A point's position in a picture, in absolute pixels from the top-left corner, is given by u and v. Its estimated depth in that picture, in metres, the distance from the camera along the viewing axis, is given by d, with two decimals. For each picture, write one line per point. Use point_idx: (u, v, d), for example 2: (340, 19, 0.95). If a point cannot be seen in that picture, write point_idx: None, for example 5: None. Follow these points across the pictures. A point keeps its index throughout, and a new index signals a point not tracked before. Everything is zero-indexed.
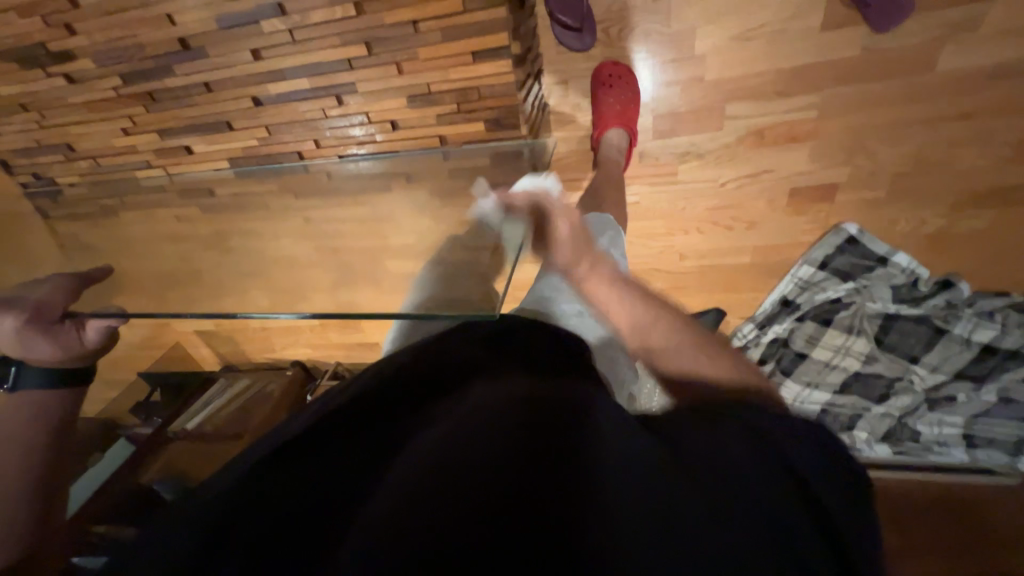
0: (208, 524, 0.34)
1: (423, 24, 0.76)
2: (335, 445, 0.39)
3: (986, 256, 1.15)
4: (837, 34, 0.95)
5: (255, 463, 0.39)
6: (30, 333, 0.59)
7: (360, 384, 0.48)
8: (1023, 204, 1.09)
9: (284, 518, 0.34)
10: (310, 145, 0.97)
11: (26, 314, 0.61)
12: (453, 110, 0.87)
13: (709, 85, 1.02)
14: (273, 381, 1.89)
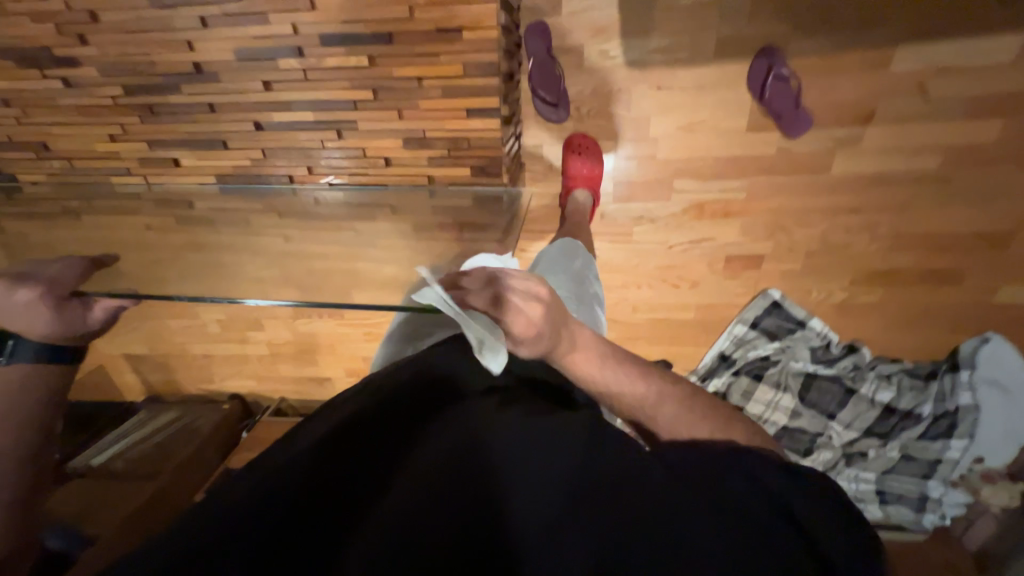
0: (243, 517, 0.41)
1: (426, 80, 0.88)
2: (360, 458, 0.47)
3: (882, 326, 1.37)
4: (760, 135, 1.17)
5: (287, 466, 0.46)
6: (38, 305, 0.67)
7: (365, 403, 0.54)
8: (906, 285, 1.32)
9: (316, 521, 0.41)
10: (302, 171, 1.03)
11: (40, 290, 0.70)
12: (444, 154, 0.97)
13: (660, 162, 1.21)
14: (205, 414, 1.75)
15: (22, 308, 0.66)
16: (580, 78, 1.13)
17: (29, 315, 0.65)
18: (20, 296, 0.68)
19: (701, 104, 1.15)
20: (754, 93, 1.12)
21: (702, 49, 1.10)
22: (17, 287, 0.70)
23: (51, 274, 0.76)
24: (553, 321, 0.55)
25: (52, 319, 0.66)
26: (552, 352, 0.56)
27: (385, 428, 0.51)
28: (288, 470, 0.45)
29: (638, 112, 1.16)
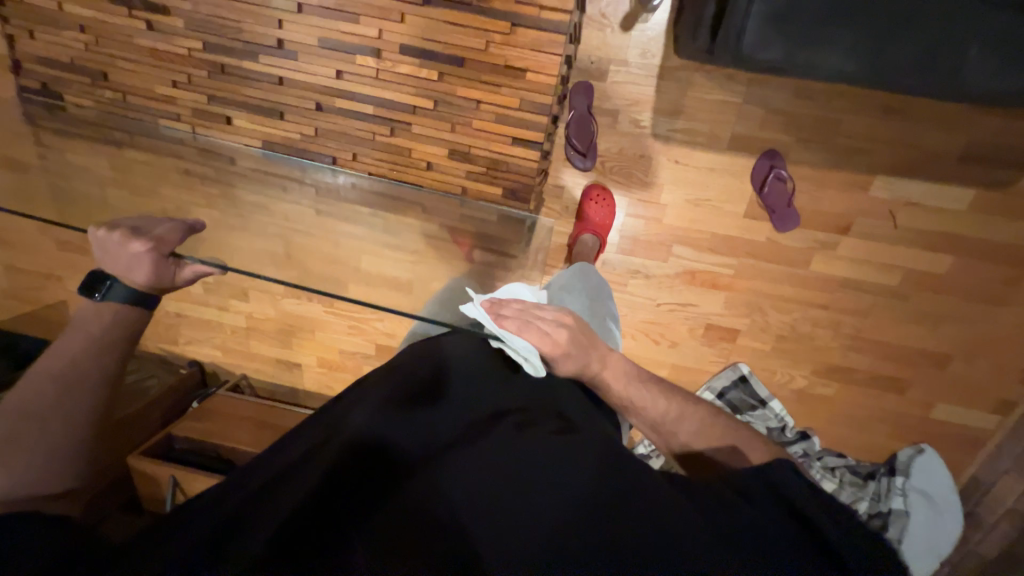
0: (266, 504, 0.51)
1: (484, 105, 0.99)
2: (366, 460, 0.55)
3: (832, 419, 1.48)
4: (755, 223, 1.31)
5: (303, 465, 0.55)
6: (141, 256, 0.63)
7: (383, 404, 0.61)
8: (858, 384, 1.44)
9: (323, 509, 0.49)
10: (347, 156, 1.10)
11: (150, 243, 0.66)
12: (482, 171, 1.06)
13: (664, 226, 1.33)
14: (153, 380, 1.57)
15: (132, 258, 0.63)
16: (611, 138, 1.27)
17: (130, 265, 0.63)
18: (135, 246, 0.64)
19: (711, 185, 1.29)
20: (755, 186, 1.28)
21: (719, 138, 1.26)
22: (130, 237, 0.66)
23: (160, 230, 0.70)
24: (578, 343, 0.71)
25: (149, 275, 0.63)
26: (584, 371, 0.71)
27: (361, 461, 0.54)
28: (248, 511, 0.50)
29: (655, 178, 1.30)
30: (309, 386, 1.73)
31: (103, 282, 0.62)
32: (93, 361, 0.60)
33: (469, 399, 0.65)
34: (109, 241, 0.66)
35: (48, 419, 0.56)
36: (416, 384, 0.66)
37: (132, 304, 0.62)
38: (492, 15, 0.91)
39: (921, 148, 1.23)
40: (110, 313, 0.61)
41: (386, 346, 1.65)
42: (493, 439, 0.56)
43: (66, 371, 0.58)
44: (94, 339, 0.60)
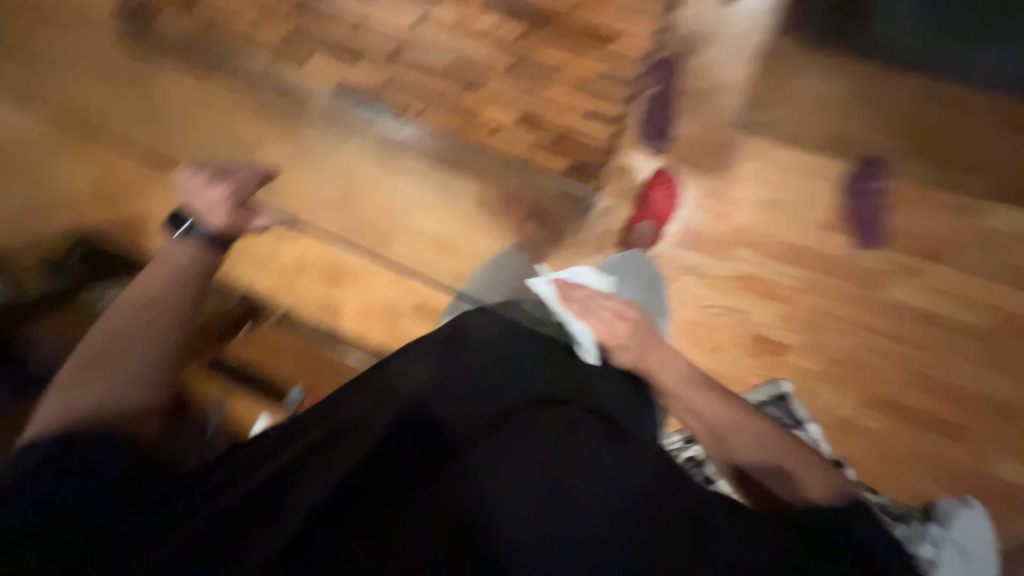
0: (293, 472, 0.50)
1: (563, 69, 0.95)
2: (399, 445, 0.54)
3: (894, 466, 1.27)
4: (832, 234, 1.19)
5: (327, 436, 0.54)
6: (221, 200, 0.70)
7: (415, 388, 0.61)
8: (922, 434, 1.26)
9: (355, 495, 0.50)
10: (411, 108, 1.05)
11: (229, 191, 0.71)
12: (548, 140, 1.00)
13: (730, 225, 1.21)
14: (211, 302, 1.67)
15: (213, 204, 0.69)
16: (689, 121, 1.16)
17: (211, 208, 0.69)
18: (212, 191, 0.70)
19: (791, 185, 1.18)
20: (842, 190, 1.17)
21: (809, 135, 1.15)
22: (212, 181, 0.71)
23: (239, 174, 0.74)
24: (636, 337, 0.75)
25: (226, 217, 0.69)
26: (637, 364, 0.73)
27: (393, 444, 0.54)
28: (284, 473, 0.49)
29: (731, 171, 1.18)
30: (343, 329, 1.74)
31: (187, 221, 0.67)
32: (177, 293, 0.62)
33: (508, 385, 0.63)
34: (191, 181, 0.72)
35: (129, 342, 0.58)
36: (445, 365, 0.65)
37: (206, 243, 0.66)
38: None
39: None
40: (191, 250, 0.65)
41: None
42: (533, 434, 0.54)
43: (148, 298, 0.61)
44: (178, 274, 0.63)
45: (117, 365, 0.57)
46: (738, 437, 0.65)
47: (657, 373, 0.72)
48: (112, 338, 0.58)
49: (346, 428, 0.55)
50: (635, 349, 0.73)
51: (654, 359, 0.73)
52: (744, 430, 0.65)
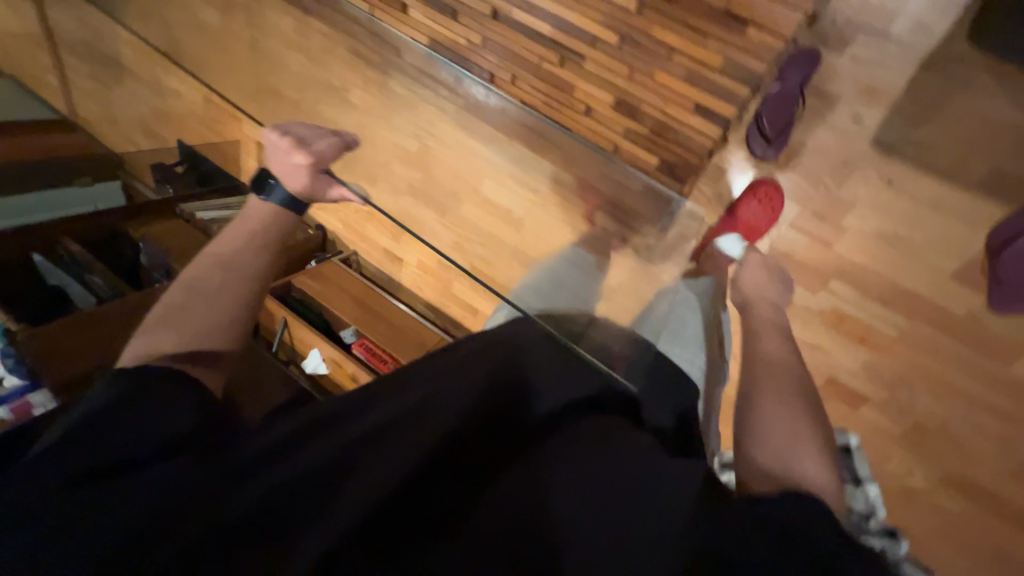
0: (342, 455, 0.48)
1: (677, 55, 0.84)
2: (452, 448, 0.52)
3: (960, 556, 1.11)
4: (960, 288, 1.00)
5: (378, 426, 0.53)
6: (302, 167, 0.64)
7: (468, 394, 0.59)
8: (1014, 533, 1.07)
9: (408, 494, 0.47)
10: (505, 77, 1.01)
11: (310, 158, 0.66)
12: (644, 134, 0.92)
13: (830, 254, 1.05)
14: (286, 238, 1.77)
15: (295, 170, 0.63)
16: (810, 129, 1.00)
17: (290, 173, 0.63)
18: (296, 158, 0.65)
19: (922, 221, 0.99)
20: (990, 244, 0.95)
21: (965, 166, 0.94)
22: (293, 147, 0.66)
23: (320, 145, 0.71)
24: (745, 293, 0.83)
25: (305, 186, 0.63)
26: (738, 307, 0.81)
27: (446, 442, 0.52)
28: (343, 462, 0.47)
29: (847, 195, 1.02)
30: (402, 280, 1.84)
31: (267, 184, 0.61)
32: (254, 244, 0.57)
33: (561, 406, 0.60)
34: (274, 148, 0.66)
35: (200, 299, 0.52)
36: (494, 376, 0.63)
37: (286, 206, 0.60)
38: None
39: None
40: (268, 209, 0.59)
41: None
42: (599, 471, 0.50)
43: (230, 252, 0.55)
44: (254, 227, 0.57)
45: (183, 321, 0.51)
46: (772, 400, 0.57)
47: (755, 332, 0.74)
48: (185, 291, 0.53)
49: (402, 425, 0.53)
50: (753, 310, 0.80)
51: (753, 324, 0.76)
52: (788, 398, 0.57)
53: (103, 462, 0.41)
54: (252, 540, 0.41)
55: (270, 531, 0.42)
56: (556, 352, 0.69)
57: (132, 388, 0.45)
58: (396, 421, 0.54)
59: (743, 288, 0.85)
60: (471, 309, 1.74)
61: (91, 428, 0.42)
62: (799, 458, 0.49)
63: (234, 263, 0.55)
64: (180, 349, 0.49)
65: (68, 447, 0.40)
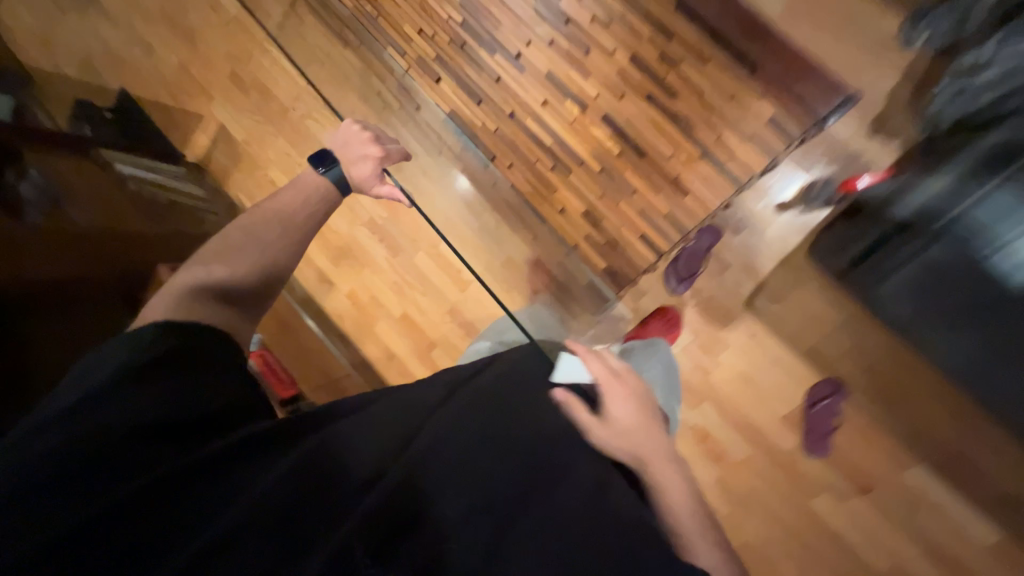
0: (359, 477, 0.60)
1: (637, 196, 1.11)
2: (445, 469, 0.63)
3: None
4: (785, 430, 1.30)
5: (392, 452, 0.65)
6: (367, 161, 0.88)
7: (466, 420, 0.70)
8: None
9: (403, 507, 0.58)
10: (504, 160, 1.19)
11: (379, 154, 0.90)
12: (600, 241, 1.14)
13: (706, 380, 1.33)
14: (208, 217, 1.79)
15: (363, 162, 0.88)
16: (709, 281, 1.31)
17: (356, 161, 0.87)
18: (368, 149, 0.89)
19: (768, 372, 1.31)
20: (806, 400, 1.29)
21: (801, 339, 1.28)
22: (371, 142, 0.90)
23: (389, 147, 0.95)
24: (640, 424, 0.74)
25: (362, 175, 0.87)
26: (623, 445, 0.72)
27: (435, 466, 0.63)
28: (347, 472, 0.61)
29: (726, 337, 1.32)
30: (326, 305, 1.78)
31: (333, 162, 0.86)
32: (305, 213, 0.80)
33: (537, 423, 0.72)
34: (347, 133, 0.89)
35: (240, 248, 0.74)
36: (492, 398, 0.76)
37: (333, 185, 0.84)
38: (691, 139, 1.08)
39: (966, 461, 1.23)
40: (318, 187, 0.83)
41: (410, 318, 1.72)
42: (535, 495, 0.62)
43: (280, 209, 0.79)
44: (307, 198, 0.81)
45: (237, 253, 0.74)
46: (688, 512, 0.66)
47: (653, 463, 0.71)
48: (246, 231, 0.76)
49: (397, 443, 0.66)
50: (637, 434, 0.73)
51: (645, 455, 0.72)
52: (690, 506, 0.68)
53: (113, 459, 0.54)
54: (253, 529, 0.53)
55: (289, 528, 0.54)
56: (532, 374, 0.82)
57: (179, 343, 0.63)
58: (402, 448, 0.65)
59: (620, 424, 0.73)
60: (387, 352, 1.73)
61: (147, 382, 0.59)
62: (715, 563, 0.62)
63: (286, 222, 0.78)
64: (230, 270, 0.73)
65: (125, 417, 0.56)
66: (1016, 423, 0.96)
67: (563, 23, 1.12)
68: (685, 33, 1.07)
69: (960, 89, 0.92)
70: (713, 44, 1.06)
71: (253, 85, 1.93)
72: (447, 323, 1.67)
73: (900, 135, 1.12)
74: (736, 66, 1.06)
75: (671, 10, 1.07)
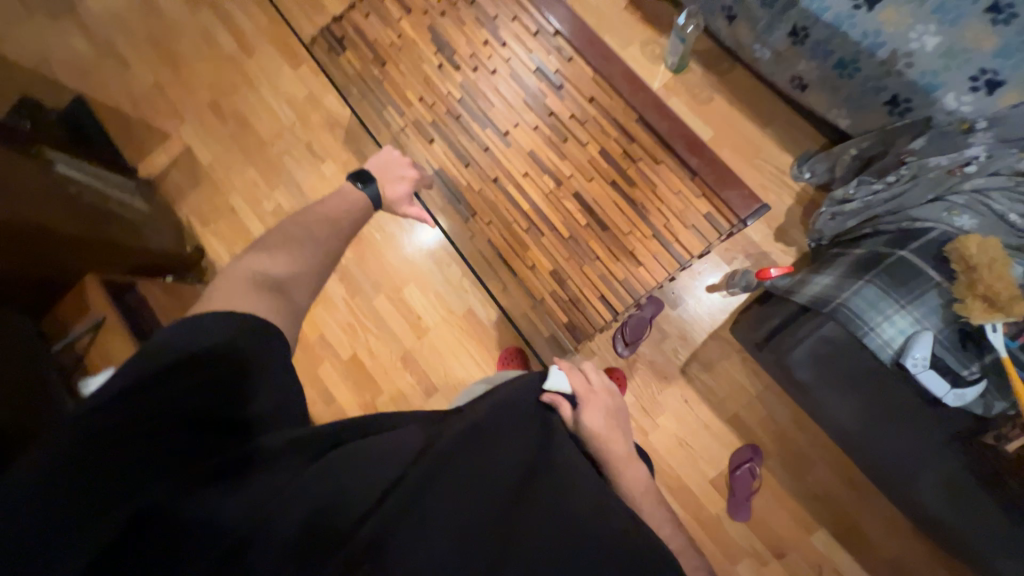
0: (364, 495, 0.59)
1: (597, 262, 1.28)
2: (445, 486, 0.62)
3: None
4: (712, 494, 1.41)
5: (404, 469, 0.62)
6: (401, 182, 1.04)
7: (451, 440, 0.68)
8: None
9: (405, 528, 0.57)
10: (483, 218, 1.32)
11: (413, 177, 1.07)
12: (563, 299, 1.27)
13: (644, 440, 1.43)
14: (158, 236, 1.65)
15: (398, 183, 1.05)
16: (651, 347, 1.47)
17: (391, 180, 1.04)
18: (404, 172, 1.05)
19: (698, 436, 1.44)
20: (729, 464, 1.41)
21: (725, 407, 1.44)
22: (407, 166, 1.07)
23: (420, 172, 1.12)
24: (612, 425, 0.89)
25: (394, 194, 1.03)
26: (599, 439, 0.87)
27: (432, 481, 0.62)
28: (345, 500, 0.58)
29: (663, 401, 1.45)
30: None
31: (371, 179, 1.00)
32: (350, 222, 0.92)
33: (503, 448, 0.72)
34: (387, 158, 1.05)
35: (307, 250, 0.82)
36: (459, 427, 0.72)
37: (370, 201, 0.98)
38: (645, 222, 1.29)
39: (860, 530, 1.37)
40: (357, 197, 0.97)
41: (358, 361, 1.66)
42: (527, 517, 0.64)
43: (330, 215, 0.90)
44: (352, 208, 0.94)
45: (292, 248, 0.81)
46: (647, 499, 0.83)
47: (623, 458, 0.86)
48: (301, 228, 0.85)
49: (394, 469, 0.62)
50: (611, 434, 0.88)
51: (617, 449, 0.87)
52: (648, 493, 0.85)
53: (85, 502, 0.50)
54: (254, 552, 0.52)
55: (298, 551, 0.53)
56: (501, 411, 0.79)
57: (145, 369, 0.58)
58: (412, 465, 0.63)
59: (596, 425, 0.88)
60: (328, 396, 1.65)
61: (140, 399, 0.56)
62: (666, 533, 0.81)
63: (337, 225, 0.89)
64: (287, 262, 0.79)
65: (97, 460, 0.52)
66: (885, 482, 1.12)
67: (546, 114, 1.34)
68: (643, 138, 1.32)
69: (833, 214, 1.23)
70: (665, 152, 1.31)
71: (232, 116, 1.95)
72: (398, 369, 1.64)
73: (796, 244, 1.41)
74: (680, 169, 1.31)
75: (632, 119, 1.33)
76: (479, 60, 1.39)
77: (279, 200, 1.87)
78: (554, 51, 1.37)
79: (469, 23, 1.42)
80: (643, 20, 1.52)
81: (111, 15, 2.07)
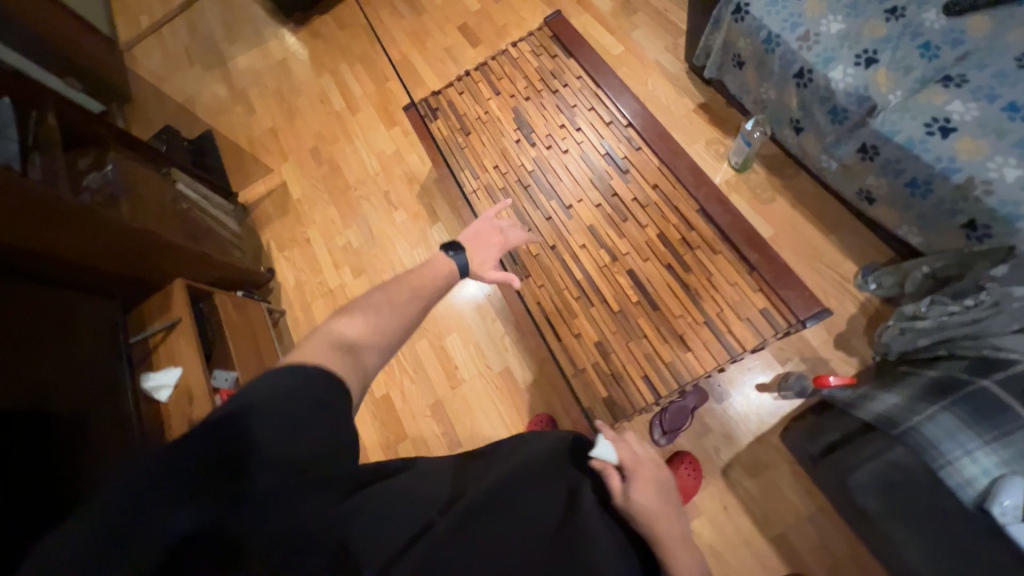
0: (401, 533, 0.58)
1: (643, 340, 1.27)
2: (484, 531, 0.63)
3: None
4: None
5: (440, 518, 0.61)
6: (490, 247, 1.11)
7: (493, 483, 0.69)
8: None
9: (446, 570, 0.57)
10: (536, 281, 1.38)
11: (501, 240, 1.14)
12: (605, 372, 1.26)
13: None
14: (238, 255, 1.84)
15: (487, 250, 1.11)
16: (689, 439, 1.39)
17: (481, 245, 1.11)
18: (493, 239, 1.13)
19: (735, 551, 1.29)
20: None
21: (767, 523, 1.30)
22: (495, 229, 1.15)
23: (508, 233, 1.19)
24: (662, 504, 0.77)
25: (483, 260, 1.08)
26: (648, 519, 0.75)
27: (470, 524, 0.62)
28: (361, 538, 0.54)
29: (698, 501, 1.34)
30: None
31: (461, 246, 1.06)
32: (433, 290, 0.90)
33: (542, 508, 0.71)
34: (477, 227, 1.14)
35: (382, 311, 0.79)
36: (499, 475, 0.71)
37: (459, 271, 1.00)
38: (697, 307, 1.28)
39: None
40: (445, 268, 0.96)
41: (388, 401, 1.68)
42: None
43: (416, 283, 0.89)
44: (438, 276, 0.94)
45: (377, 309, 0.79)
46: None
47: (675, 545, 0.74)
48: (396, 294, 0.84)
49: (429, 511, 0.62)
50: (661, 514, 0.76)
51: (668, 533, 0.74)
52: None
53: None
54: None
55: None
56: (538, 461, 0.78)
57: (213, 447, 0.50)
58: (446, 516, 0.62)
59: (644, 503, 0.76)
60: None
61: (205, 474, 0.49)
62: None
63: (422, 292, 0.88)
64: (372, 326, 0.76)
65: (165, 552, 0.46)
66: None
67: (609, 194, 1.43)
68: (702, 228, 1.35)
69: (902, 329, 1.17)
70: (723, 244, 1.33)
71: (327, 160, 2.22)
72: (426, 417, 1.63)
73: (858, 354, 1.34)
74: (737, 262, 1.31)
75: (692, 209, 1.37)
76: (552, 140, 1.54)
77: (349, 237, 2.04)
78: (623, 140, 1.49)
79: (549, 108, 1.58)
80: (709, 122, 1.63)
81: (252, 71, 2.50)
